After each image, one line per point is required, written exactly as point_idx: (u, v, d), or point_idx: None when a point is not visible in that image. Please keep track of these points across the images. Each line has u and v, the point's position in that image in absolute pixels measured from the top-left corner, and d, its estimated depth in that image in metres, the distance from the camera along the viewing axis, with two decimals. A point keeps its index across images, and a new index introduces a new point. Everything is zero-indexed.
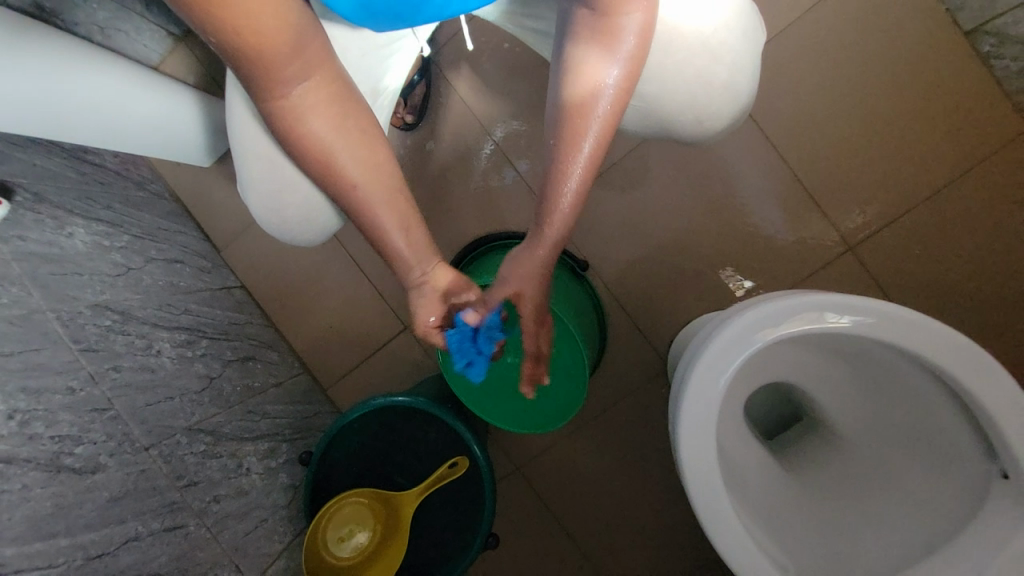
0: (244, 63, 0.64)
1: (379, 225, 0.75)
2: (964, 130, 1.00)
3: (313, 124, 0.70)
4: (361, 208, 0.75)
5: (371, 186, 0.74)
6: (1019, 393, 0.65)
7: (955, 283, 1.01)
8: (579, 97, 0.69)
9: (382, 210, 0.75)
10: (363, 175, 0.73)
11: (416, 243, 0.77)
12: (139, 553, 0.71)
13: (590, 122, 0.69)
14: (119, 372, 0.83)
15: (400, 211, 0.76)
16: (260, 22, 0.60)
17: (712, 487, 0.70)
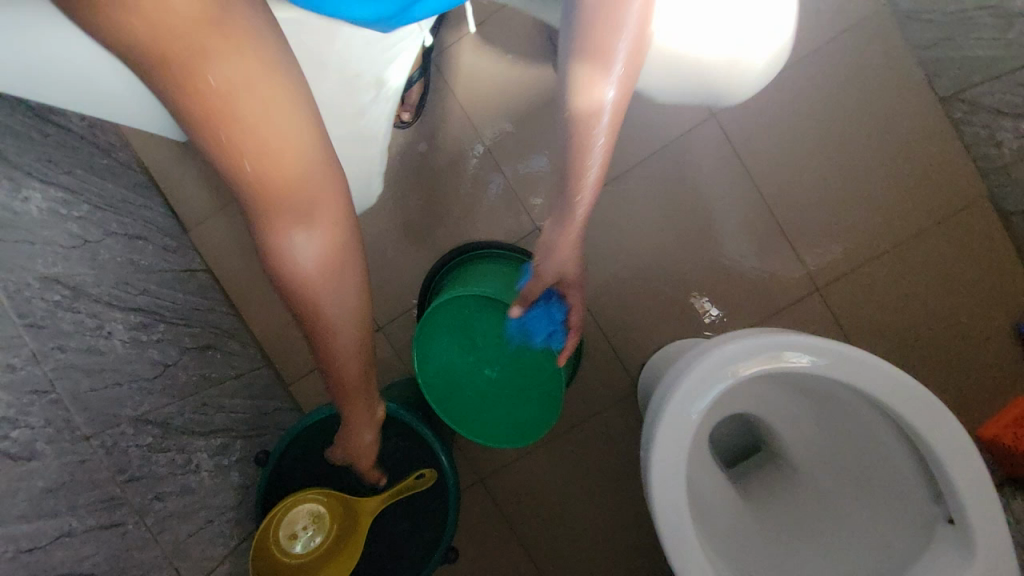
0: (244, 186, 0.53)
1: (343, 378, 0.68)
2: (931, 188, 1.05)
3: (301, 263, 0.58)
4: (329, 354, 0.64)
5: (347, 347, 0.65)
6: (970, 442, 0.67)
7: (911, 330, 1.06)
8: (586, 90, 0.60)
9: (346, 367, 0.67)
10: (341, 336, 0.64)
11: (365, 392, 0.71)
12: (70, 552, 0.65)
13: (593, 136, 0.61)
14: (64, 353, 0.77)
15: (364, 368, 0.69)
16: (270, 147, 0.51)
17: (680, 518, 0.70)
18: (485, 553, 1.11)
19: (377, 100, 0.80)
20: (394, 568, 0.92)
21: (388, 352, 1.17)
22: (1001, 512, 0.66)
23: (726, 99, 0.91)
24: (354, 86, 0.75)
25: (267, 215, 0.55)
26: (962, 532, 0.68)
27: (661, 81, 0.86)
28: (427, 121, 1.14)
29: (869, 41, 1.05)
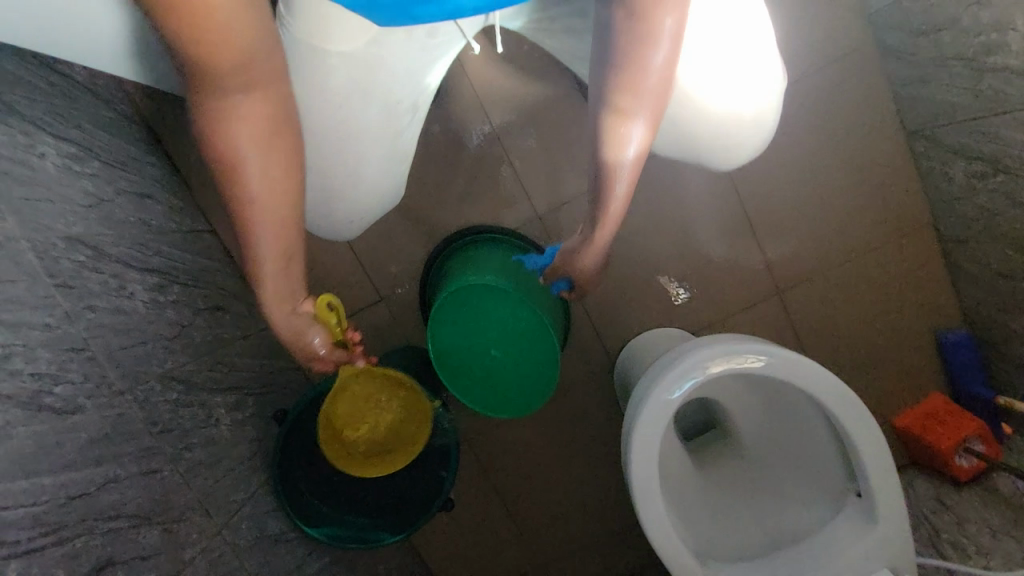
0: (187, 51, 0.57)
1: (258, 246, 0.72)
2: (885, 212, 1.19)
3: (236, 136, 0.65)
4: (248, 222, 0.70)
5: (270, 214, 0.70)
6: (882, 441, 0.83)
7: (854, 333, 1.22)
8: (618, 119, 0.68)
9: (265, 234, 0.71)
10: (261, 200, 0.69)
11: (286, 271, 0.74)
12: (117, 494, 0.73)
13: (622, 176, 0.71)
14: (94, 313, 0.81)
15: (286, 241, 0.73)
16: (221, 25, 0.56)
17: (651, 486, 0.84)
18: (470, 502, 1.26)
19: (411, 121, 0.90)
20: (396, 514, 1.05)
21: (390, 322, 1.24)
22: (899, 491, 0.83)
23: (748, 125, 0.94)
24: (395, 109, 0.84)
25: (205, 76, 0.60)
26: (868, 504, 0.85)
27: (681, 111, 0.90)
28: (439, 104, 1.17)
29: (853, 70, 1.15)
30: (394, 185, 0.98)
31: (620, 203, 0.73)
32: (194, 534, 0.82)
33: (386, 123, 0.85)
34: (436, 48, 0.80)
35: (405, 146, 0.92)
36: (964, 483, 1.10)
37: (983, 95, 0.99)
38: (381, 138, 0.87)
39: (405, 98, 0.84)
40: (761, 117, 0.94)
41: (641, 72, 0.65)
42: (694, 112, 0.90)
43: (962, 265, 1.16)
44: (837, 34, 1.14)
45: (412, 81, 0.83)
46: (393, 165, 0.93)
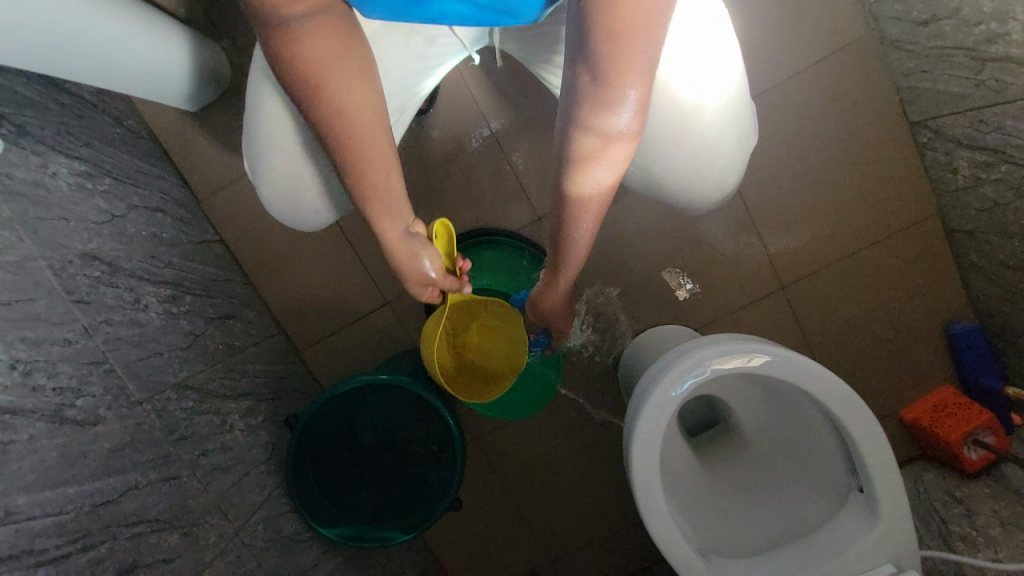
0: None
1: (364, 165, 0.73)
2: (889, 203, 1.18)
3: (315, 57, 0.66)
4: (344, 137, 0.71)
5: (362, 131, 0.71)
6: (884, 438, 0.83)
7: (859, 326, 1.22)
8: (581, 175, 0.67)
9: (371, 152, 0.72)
10: (349, 119, 0.70)
11: (388, 187, 0.76)
12: (139, 501, 0.77)
13: (588, 209, 0.70)
14: (111, 326, 0.84)
15: (383, 156, 0.74)
16: None
17: (653, 487, 0.86)
18: (480, 499, 1.28)
19: (394, 126, 0.88)
20: (406, 513, 1.07)
21: (396, 324, 1.27)
22: (900, 485, 0.84)
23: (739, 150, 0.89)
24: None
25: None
26: (869, 499, 0.85)
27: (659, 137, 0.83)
28: (439, 109, 1.18)
29: (854, 61, 1.13)
30: None
31: (586, 239, 0.74)
32: (214, 536, 0.86)
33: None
34: (431, 59, 0.82)
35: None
36: (973, 475, 1.10)
37: (986, 85, 0.98)
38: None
39: (393, 101, 0.84)
40: (726, 172, 0.89)
41: (604, 135, 0.63)
42: (676, 120, 0.81)
43: (969, 256, 1.14)
44: (837, 25, 1.12)
45: (403, 89, 0.84)
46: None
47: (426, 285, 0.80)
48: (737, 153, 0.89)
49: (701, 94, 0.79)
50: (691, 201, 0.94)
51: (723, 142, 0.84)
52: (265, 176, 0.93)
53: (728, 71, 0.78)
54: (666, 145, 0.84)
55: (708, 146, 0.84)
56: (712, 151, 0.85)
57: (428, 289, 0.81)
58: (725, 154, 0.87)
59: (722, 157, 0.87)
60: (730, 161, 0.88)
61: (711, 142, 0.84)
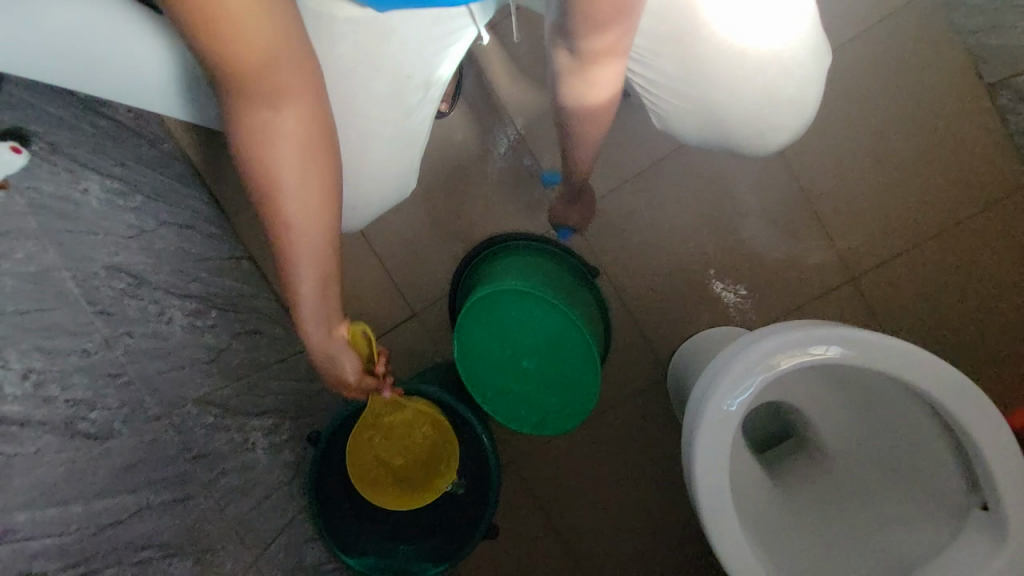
0: (216, 74, 0.59)
1: (296, 255, 0.68)
2: (969, 179, 1.05)
3: (277, 150, 0.64)
4: (286, 235, 0.67)
5: (306, 236, 0.68)
6: (1011, 436, 0.69)
7: (946, 321, 1.06)
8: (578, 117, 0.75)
9: (304, 250, 0.68)
10: (295, 216, 0.67)
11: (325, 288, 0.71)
12: (150, 522, 0.71)
13: (593, 130, 0.78)
14: (132, 338, 0.81)
15: (324, 257, 0.70)
16: (248, 32, 0.55)
17: (721, 502, 0.73)
18: (516, 529, 1.16)
19: (423, 101, 0.84)
20: (440, 539, 0.98)
21: (425, 338, 1.18)
22: None
23: (800, 97, 0.81)
24: (404, 84, 0.80)
25: (243, 94, 0.60)
26: (997, 519, 0.69)
27: (714, 87, 0.78)
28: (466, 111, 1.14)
29: (913, 25, 1.03)
30: (406, 168, 0.91)
31: (589, 149, 0.83)
32: (229, 564, 0.78)
33: (394, 100, 0.81)
34: (450, 21, 0.76)
35: (414, 132, 0.86)
36: None
37: None
38: (390, 118, 0.83)
39: (415, 74, 0.80)
40: (804, 87, 0.80)
41: (590, 90, 0.71)
42: (729, 71, 0.76)
43: None
44: None
45: (427, 61, 0.79)
46: (401, 149, 0.87)
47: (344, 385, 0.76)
48: (814, 71, 0.79)
49: (751, 37, 0.73)
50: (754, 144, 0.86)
51: (786, 75, 0.77)
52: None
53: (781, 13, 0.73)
54: (720, 90, 0.78)
55: (779, 62, 0.76)
56: (776, 80, 0.77)
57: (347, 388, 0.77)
58: (800, 67, 0.78)
59: (796, 71, 0.77)
60: (807, 75, 0.79)
61: (768, 73, 0.76)
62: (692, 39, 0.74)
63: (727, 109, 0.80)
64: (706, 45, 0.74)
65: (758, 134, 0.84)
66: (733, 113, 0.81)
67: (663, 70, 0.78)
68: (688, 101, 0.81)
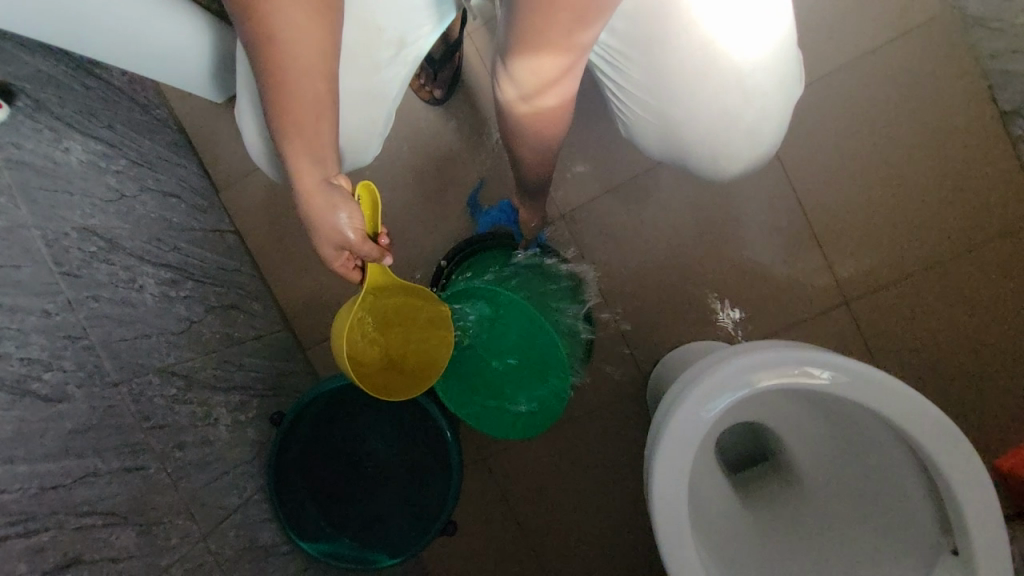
0: None
1: (289, 92, 0.63)
2: (973, 209, 1.01)
3: None
4: (278, 67, 0.62)
5: (302, 70, 0.62)
6: (986, 479, 0.66)
7: (939, 353, 1.03)
8: (523, 143, 0.77)
9: (297, 86, 0.63)
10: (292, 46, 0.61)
11: (320, 134, 0.67)
12: (96, 489, 0.69)
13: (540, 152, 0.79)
14: (98, 302, 0.80)
15: (320, 93, 0.65)
16: None
17: (679, 520, 0.71)
18: (481, 528, 1.14)
19: (394, 62, 0.80)
20: (396, 532, 0.96)
21: None
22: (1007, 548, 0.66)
23: (775, 105, 0.77)
24: (375, 38, 0.76)
25: None
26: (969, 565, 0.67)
27: (683, 90, 0.73)
28: (461, 98, 1.11)
29: (929, 45, 0.99)
30: (366, 128, 0.86)
31: (537, 165, 0.83)
32: (175, 539, 0.77)
33: (363, 54, 0.77)
34: None
35: (383, 95, 0.82)
36: None
37: None
38: (356, 70, 0.78)
39: (389, 28, 0.76)
40: (765, 113, 0.77)
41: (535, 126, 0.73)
42: (700, 74, 0.71)
43: None
44: (910, 3, 0.99)
45: (405, 16, 0.76)
46: (365, 109, 0.82)
47: (340, 248, 0.68)
48: (779, 97, 0.77)
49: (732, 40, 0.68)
50: (718, 160, 0.83)
51: (757, 83, 0.73)
52: (249, 140, 0.84)
53: (765, 20, 0.69)
54: (683, 106, 0.75)
55: (744, 92, 0.73)
56: (749, 92, 0.73)
57: (344, 254, 0.69)
58: (761, 95, 0.75)
59: (759, 97, 0.75)
60: (770, 95, 0.75)
61: (731, 100, 0.74)
62: (674, 39, 0.69)
63: (689, 130, 0.78)
64: (678, 58, 0.70)
65: (714, 158, 0.82)
66: (699, 125, 0.77)
67: (632, 76, 0.75)
68: (653, 100, 0.76)
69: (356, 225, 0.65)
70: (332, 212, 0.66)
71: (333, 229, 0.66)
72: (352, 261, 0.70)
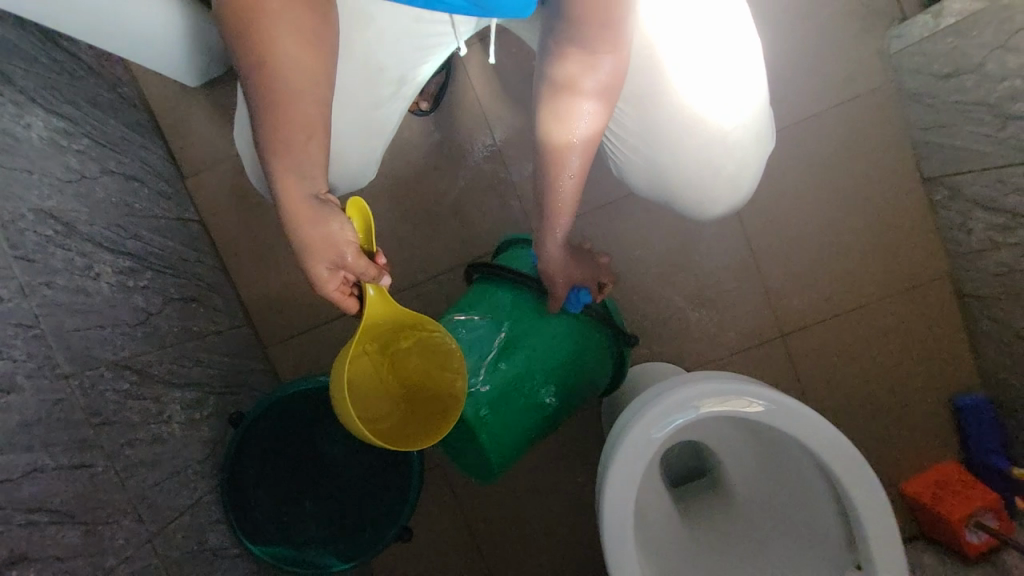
0: None
1: (281, 133, 0.68)
2: (898, 261, 1.13)
3: (271, 24, 0.64)
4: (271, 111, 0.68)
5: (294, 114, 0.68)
6: (886, 504, 0.76)
7: (861, 385, 1.15)
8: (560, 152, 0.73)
9: (289, 127, 0.69)
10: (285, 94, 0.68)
11: (301, 150, 0.69)
12: (42, 486, 0.67)
13: (571, 172, 0.75)
14: (51, 290, 0.77)
15: (309, 129, 0.70)
16: None
17: (625, 533, 0.76)
18: (435, 533, 1.16)
19: (393, 97, 0.85)
20: (350, 534, 0.97)
21: None
22: (902, 566, 0.76)
23: (747, 162, 0.85)
24: (376, 76, 0.81)
25: None
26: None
27: (667, 144, 0.81)
28: (443, 112, 1.13)
29: (869, 114, 1.11)
30: (365, 155, 0.91)
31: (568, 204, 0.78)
32: (121, 539, 0.75)
33: (365, 90, 0.82)
34: (432, 28, 0.79)
35: (382, 123, 0.87)
36: (975, 560, 0.99)
37: (1007, 144, 0.95)
38: (357, 104, 0.83)
39: (389, 68, 0.81)
40: (743, 167, 0.86)
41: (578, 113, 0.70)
42: (684, 131, 0.79)
43: (980, 323, 1.09)
44: (856, 74, 1.11)
45: (404, 57, 0.81)
46: (365, 136, 0.87)
47: (334, 267, 0.68)
48: (752, 155, 0.85)
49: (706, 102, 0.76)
50: (699, 207, 0.90)
51: (733, 140, 0.81)
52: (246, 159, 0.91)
53: (740, 85, 0.76)
54: (669, 154, 0.83)
55: (722, 146, 0.81)
56: (729, 150, 0.82)
57: (338, 273, 0.69)
58: (738, 151, 0.83)
59: (737, 153, 0.83)
60: (744, 153, 0.84)
61: (714, 153, 0.82)
62: (662, 98, 0.77)
63: (674, 175, 0.85)
64: (667, 113, 0.78)
65: (697, 201, 0.89)
66: (682, 174, 0.85)
67: (624, 124, 0.82)
68: (644, 146, 0.83)
69: (348, 238, 0.66)
70: (322, 226, 0.67)
71: (324, 245, 0.67)
72: (348, 284, 0.70)
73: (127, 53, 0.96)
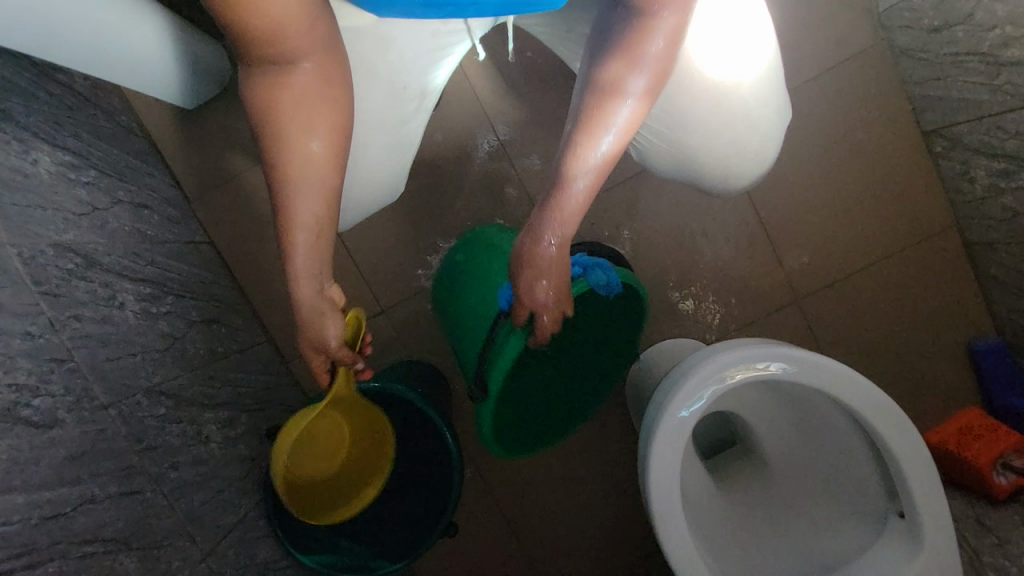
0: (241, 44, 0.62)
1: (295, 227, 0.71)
2: (903, 216, 1.15)
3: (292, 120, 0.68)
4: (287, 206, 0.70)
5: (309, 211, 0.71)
6: (920, 444, 0.78)
7: (877, 342, 1.16)
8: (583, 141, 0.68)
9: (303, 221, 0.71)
10: (303, 190, 0.70)
11: (306, 237, 0.72)
12: (95, 517, 0.67)
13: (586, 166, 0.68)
14: (79, 322, 0.76)
15: (323, 222, 0.72)
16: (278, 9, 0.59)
17: (672, 509, 0.78)
18: (473, 529, 1.17)
19: (417, 110, 0.89)
20: (396, 539, 0.99)
21: (392, 335, 1.16)
22: (943, 510, 0.78)
23: (765, 145, 0.89)
24: (400, 94, 0.84)
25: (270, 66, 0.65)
26: (912, 525, 0.79)
27: (694, 127, 0.83)
28: (443, 110, 1.14)
29: (864, 74, 1.13)
30: (397, 170, 0.95)
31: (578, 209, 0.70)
32: (178, 561, 0.76)
33: (391, 109, 0.85)
34: (446, 38, 0.83)
35: (408, 137, 0.91)
36: (1002, 501, 0.99)
37: (1003, 91, 0.97)
38: (383, 126, 0.86)
39: (412, 85, 0.85)
40: (765, 142, 0.88)
41: (612, 101, 0.68)
42: (708, 110, 0.81)
43: (988, 269, 1.12)
44: (848, 35, 1.12)
45: (421, 70, 0.84)
46: (393, 156, 0.92)
47: (319, 351, 0.74)
48: (776, 122, 0.87)
49: (727, 71, 0.77)
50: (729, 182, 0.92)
51: (760, 109, 0.83)
52: None
53: (754, 49, 0.77)
54: (694, 137, 0.84)
55: (749, 119, 0.83)
56: (754, 122, 0.84)
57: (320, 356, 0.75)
58: (764, 123, 0.85)
59: (763, 126, 0.85)
60: (768, 130, 0.86)
61: (738, 130, 0.83)
62: (684, 81, 0.78)
63: (699, 154, 0.86)
64: (688, 97, 0.80)
65: (722, 176, 0.90)
66: (708, 154, 0.86)
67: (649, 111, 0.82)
68: (667, 133, 0.85)
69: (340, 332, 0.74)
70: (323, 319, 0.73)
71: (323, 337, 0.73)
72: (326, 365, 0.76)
73: (132, 83, 0.97)
